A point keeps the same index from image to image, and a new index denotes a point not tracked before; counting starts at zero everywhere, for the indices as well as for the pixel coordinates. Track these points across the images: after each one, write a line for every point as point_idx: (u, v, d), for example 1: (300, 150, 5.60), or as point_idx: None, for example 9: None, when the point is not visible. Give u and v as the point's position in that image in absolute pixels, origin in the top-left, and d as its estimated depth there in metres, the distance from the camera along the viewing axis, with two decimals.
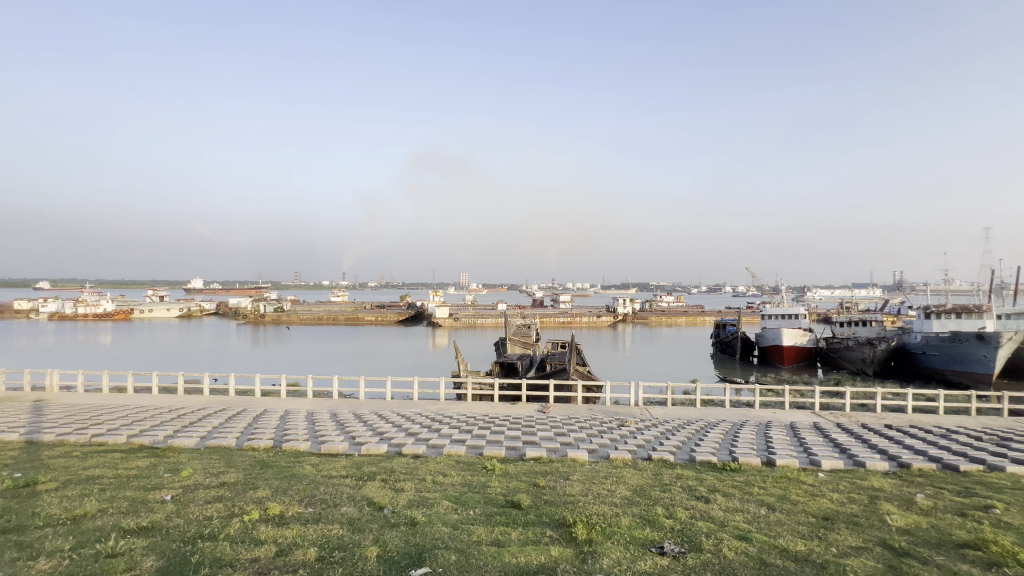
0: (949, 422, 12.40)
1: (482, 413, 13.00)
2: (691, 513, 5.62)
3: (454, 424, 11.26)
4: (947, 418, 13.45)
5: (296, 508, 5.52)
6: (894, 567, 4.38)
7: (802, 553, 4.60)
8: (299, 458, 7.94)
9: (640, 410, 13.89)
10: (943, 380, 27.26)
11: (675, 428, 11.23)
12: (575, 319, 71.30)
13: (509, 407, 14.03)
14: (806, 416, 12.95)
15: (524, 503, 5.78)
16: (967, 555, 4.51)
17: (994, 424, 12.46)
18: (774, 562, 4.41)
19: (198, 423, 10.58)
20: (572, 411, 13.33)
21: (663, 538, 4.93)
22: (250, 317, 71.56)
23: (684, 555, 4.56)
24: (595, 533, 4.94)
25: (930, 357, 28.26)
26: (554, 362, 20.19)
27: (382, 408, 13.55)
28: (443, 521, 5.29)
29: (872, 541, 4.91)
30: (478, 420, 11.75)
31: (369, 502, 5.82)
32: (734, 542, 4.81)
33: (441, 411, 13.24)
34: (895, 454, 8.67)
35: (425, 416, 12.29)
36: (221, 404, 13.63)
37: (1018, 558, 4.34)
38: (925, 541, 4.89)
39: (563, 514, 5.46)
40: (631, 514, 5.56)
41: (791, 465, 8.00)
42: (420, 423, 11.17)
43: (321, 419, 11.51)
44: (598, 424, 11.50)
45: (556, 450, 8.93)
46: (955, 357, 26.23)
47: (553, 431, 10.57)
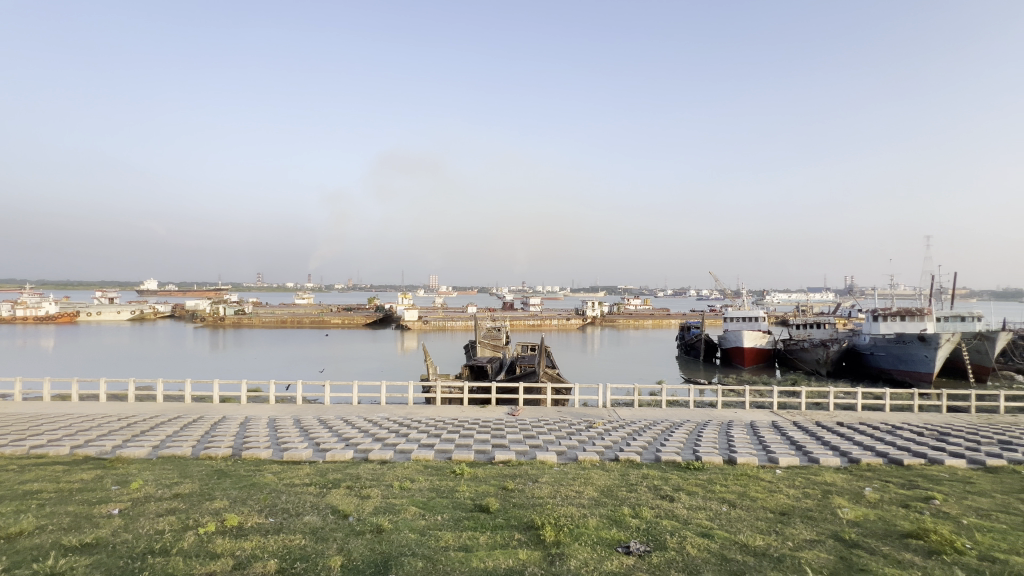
0: (895, 419, 13.15)
1: (451, 417, 12.88)
2: (657, 512, 5.73)
3: (423, 428, 11.11)
4: (892, 416, 14.22)
5: (255, 518, 5.31)
6: (845, 558, 4.58)
7: (760, 548, 4.76)
8: (259, 466, 7.65)
9: (608, 411, 14.07)
10: (890, 379, 28.88)
11: (641, 428, 11.47)
12: (545, 323, 71.78)
13: (478, 410, 13.99)
14: (766, 416, 13.46)
15: (492, 507, 5.76)
16: (911, 545, 4.79)
17: (933, 419, 13.35)
18: (735, 557, 4.55)
19: (149, 432, 10.04)
20: (541, 414, 13.42)
21: (629, 538, 5.02)
22: (209, 319, 68.64)
23: (649, 553, 4.65)
24: (563, 535, 4.98)
25: (877, 358, 29.89)
26: (524, 365, 20.29)
27: (348, 413, 13.26)
28: (409, 527, 5.20)
29: (825, 534, 5.13)
30: (447, 424, 11.65)
31: (333, 510, 5.67)
32: (697, 539, 4.94)
33: (409, 415, 13.07)
34: (847, 450, 9.12)
35: (393, 420, 12.13)
36: (176, 412, 13.01)
37: (955, 546, 4.64)
38: (873, 532, 5.17)
39: (531, 517, 5.47)
40: (598, 515, 5.63)
41: (751, 462, 8.30)
42: (388, 428, 10.96)
43: (283, 425, 11.17)
44: (567, 426, 11.63)
45: (525, 453, 8.96)
46: (900, 358, 27.84)
47: (521, 434, 10.61)
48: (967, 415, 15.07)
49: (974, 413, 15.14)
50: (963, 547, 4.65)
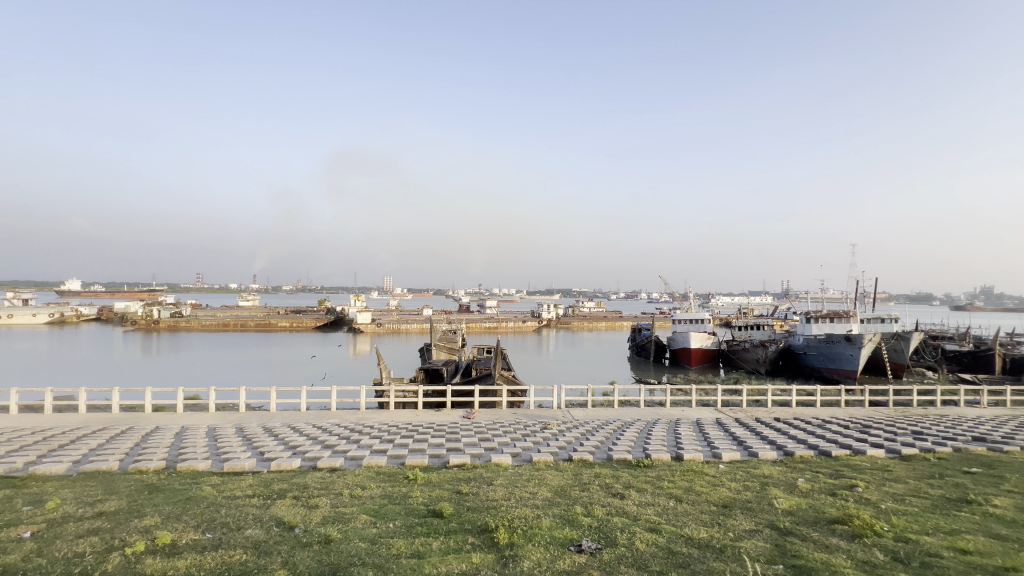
0: (825, 414, 14.14)
1: (404, 421, 12.65)
2: (608, 510, 5.88)
3: (375, 434, 10.82)
4: (823, 411, 15.33)
5: (191, 535, 4.99)
6: (780, 545, 4.87)
7: (704, 540, 4.98)
8: (196, 479, 7.18)
9: (562, 412, 14.30)
10: (821, 377, 30.99)
11: (594, 428, 11.74)
12: (501, 325, 72.06)
13: (432, 414, 13.79)
14: (710, 413, 14.12)
15: (446, 512, 5.70)
16: (837, 530, 5.17)
17: (856, 413, 14.49)
18: (680, 550, 4.74)
19: (69, 446, 9.18)
20: (496, 416, 13.44)
21: (581, 536, 5.10)
22: (141, 322, 63.80)
23: (600, 551, 4.75)
24: (517, 536, 5.00)
25: (810, 357, 32.02)
26: (481, 367, 20.29)
27: (295, 420, 12.71)
28: (360, 536, 5.05)
29: (762, 524, 5.44)
30: (400, 429, 11.42)
31: (278, 522, 5.41)
32: (645, 535, 5.10)
33: (361, 421, 12.70)
34: (784, 444, 9.71)
35: (344, 427, 11.75)
36: (103, 423, 12.00)
37: (875, 530, 5.05)
38: (804, 520, 5.53)
39: (486, 520, 5.45)
40: (551, 515, 5.70)
41: (696, 458, 8.70)
42: (338, 435, 10.58)
43: (224, 434, 10.56)
44: (522, 427, 11.71)
45: (480, 455, 8.94)
46: (830, 357, 29.95)
47: (476, 437, 10.56)
48: (886, 408, 16.46)
49: (891, 407, 16.58)
50: (882, 530, 5.07)
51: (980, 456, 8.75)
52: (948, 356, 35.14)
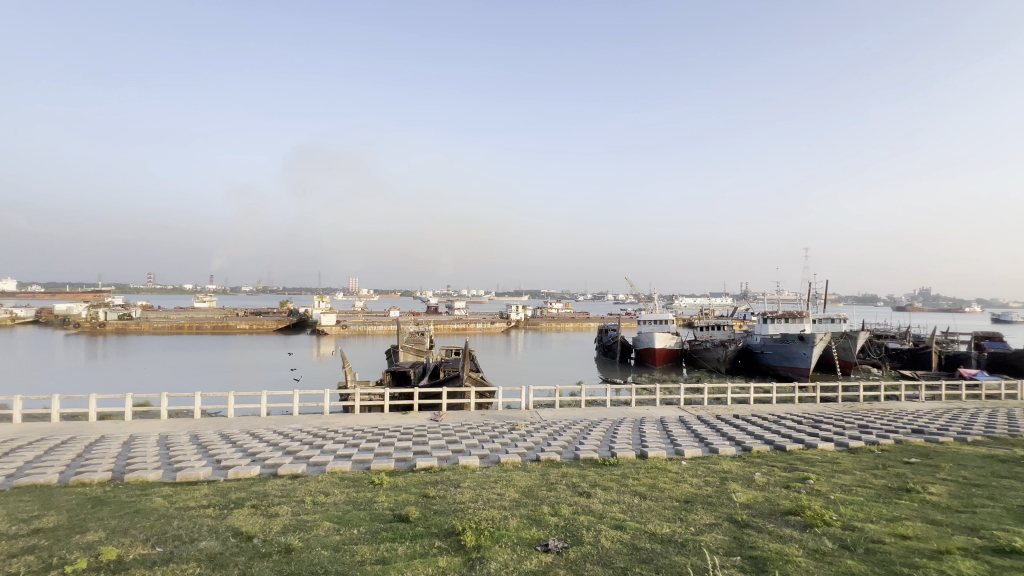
0: (780, 410, 14.81)
1: (370, 425, 12.41)
2: (574, 509, 5.94)
3: (339, 438, 10.56)
4: (778, 407, 16.01)
5: (140, 549, 4.73)
6: (737, 538, 5.06)
7: (667, 535, 5.12)
8: (145, 490, 6.79)
9: (530, 413, 14.38)
10: (777, 375, 32.39)
11: (562, 428, 11.84)
12: (470, 326, 71.73)
13: (399, 417, 13.60)
14: (674, 411, 14.51)
15: (412, 516, 5.62)
16: (791, 521, 5.41)
17: (808, 410, 15.23)
18: (645, 546, 4.85)
19: (2, 459, 8.52)
20: (464, 418, 13.35)
21: (548, 536, 5.14)
22: (85, 326, 59.91)
23: (566, 549, 4.81)
24: (484, 538, 4.99)
25: (767, 356, 33.39)
26: (449, 369, 20.15)
27: (255, 425, 12.24)
28: (323, 544, 4.92)
29: (721, 517, 5.63)
30: (366, 432, 11.20)
31: (235, 533, 5.20)
32: (611, 532, 5.19)
33: (324, 425, 12.36)
34: (742, 440, 10.09)
35: (307, 431, 11.41)
36: (41, 433, 11.19)
37: (824, 519, 5.32)
38: (762, 512, 5.75)
39: (453, 523, 5.42)
40: (518, 515, 5.72)
41: (660, 455, 8.92)
42: (301, 440, 10.28)
43: (177, 442, 10.06)
44: (490, 429, 11.71)
45: (447, 458, 8.86)
46: (785, 355, 31.35)
47: (444, 439, 10.49)
48: (835, 404, 17.36)
49: (840, 403, 17.48)
50: (831, 520, 5.35)
51: (918, 447, 9.36)
52: (890, 354, 37.45)
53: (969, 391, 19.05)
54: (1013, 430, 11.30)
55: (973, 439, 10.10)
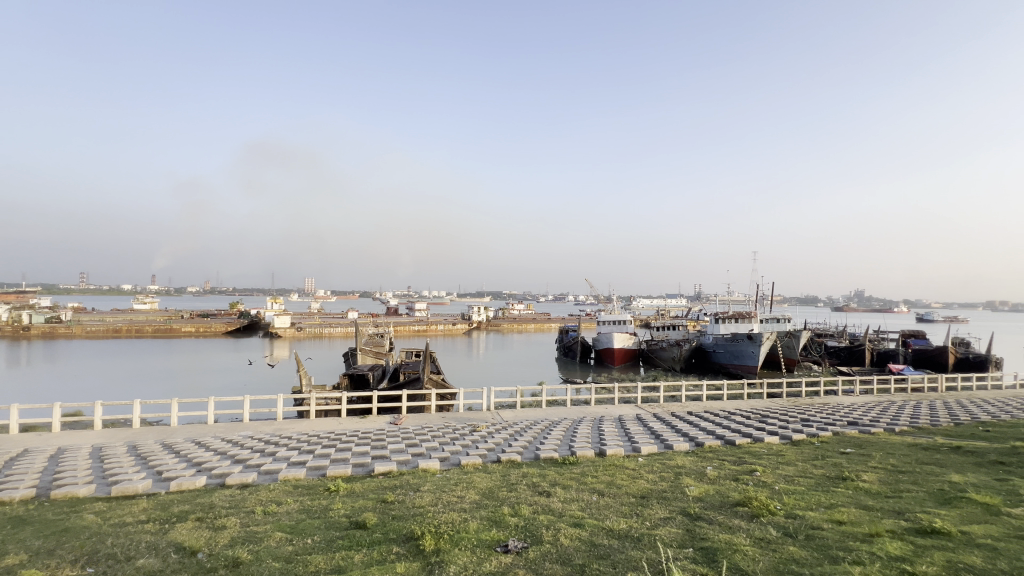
0: (731, 406, 15.51)
1: (326, 430, 12.02)
2: (534, 509, 5.99)
3: (293, 444, 10.18)
4: (729, 403, 16.73)
5: (68, 572, 4.38)
6: (690, 530, 5.24)
7: (623, 530, 5.25)
8: (76, 507, 6.28)
9: (492, 414, 14.37)
10: (727, 373, 33.87)
11: (523, 429, 11.90)
12: (431, 328, 70.93)
13: (357, 421, 13.24)
14: (632, 410, 14.89)
15: (369, 522, 5.49)
16: (739, 511, 5.68)
17: (756, 405, 15.99)
18: (602, 542, 4.95)
19: None
20: (424, 421, 13.17)
21: (507, 537, 5.16)
22: (7, 330, 54.96)
23: (526, 549, 4.84)
24: (443, 542, 4.93)
25: (718, 354, 34.87)
26: (409, 371, 19.84)
27: (201, 434, 11.61)
28: (274, 556, 4.73)
29: (675, 511, 5.83)
30: (322, 438, 10.84)
31: (178, 549, 4.91)
32: (569, 530, 5.27)
33: (277, 431, 11.87)
34: (695, 435, 10.49)
35: (258, 439, 10.91)
36: None
37: (769, 509, 5.62)
38: (713, 505, 5.99)
39: (412, 527, 5.34)
40: (478, 517, 5.70)
41: (618, 453, 9.14)
42: (251, 448, 9.81)
43: (113, 454, 9.37)
44: (451, 431, 11.61)
45: (406, 462, 8.72)
46: (735, 354, 32.83)
47: (403, 443, 10.30)
48: (780, 399, 18.33)
49: (785, 398, 18.47)
50: (775, 509, 5.65)
51: (853, 438, 10.04)
52: (829, 352, 39.95)
53: (897, 384, 20.61)
54: (934, 420, 12.32)
55: (901, 429, 10.95)
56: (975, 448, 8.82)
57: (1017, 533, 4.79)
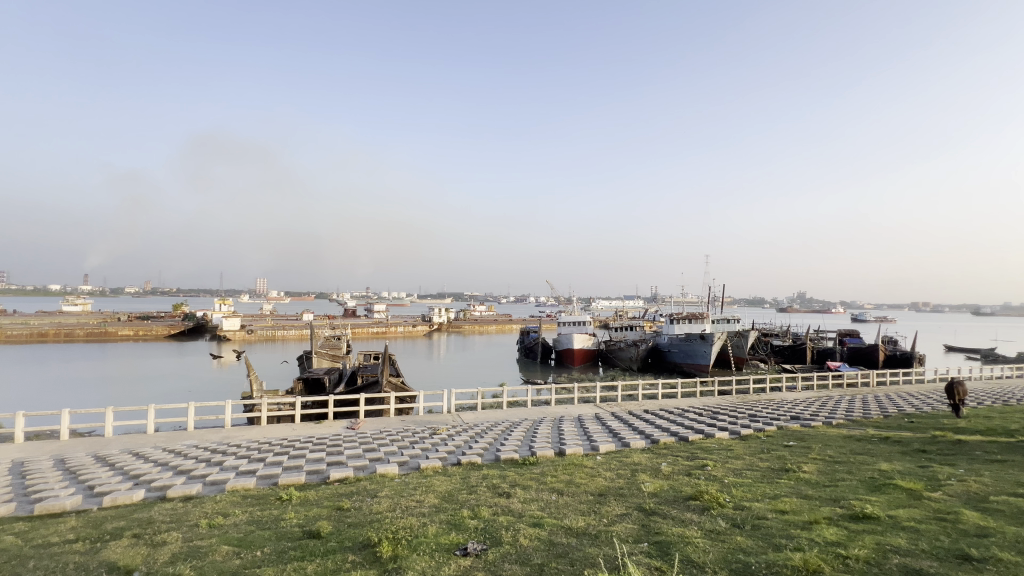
0: (685, 404, 16.10)
1: (279, 436, 11.55)
2: (494, 510, 5.99)
3: (241, 453, 9.69)
4: (683, 401, 17.32)
5: None
6: (646, 526, 5.38)
7: (581, 528, 5.33)
8: None
9: (452, 416, 14.25)
10: (681, 371, 35.10)
11: (483, 430, 11.87)
12: (390, 329, 69.60)
13: (312, 427, 12.80)
14: (591, 409, 15.17)
15: (324, 531, 5.32)
16: (692, 505, 5.90)
17: (708, 402, 16.62)
18: (560, 541, 5.01)
19: None
20: (382, 425, 12.90)
21: (467, 539, 5.13)
22: None
23: (485, 551, 4.82)
24: (401, 548, 4.84)
25: (673, 354, 36.10)
26: (367, 374, 19.37)
27: (139, 444, 10.86)
28: (221, 571, 4.50)
29: (632, 507, 5.98)
30: (274, 445, 10.40)
31: (111, 568, 4.58)
32: (529, 530, 5.29)
33: (225, 439, 11.29)
34: (651, 433, 10.79)
35: (204, 447, 10.33)
36: None
37: (719, 501, 5.87)
38: (668, 499, 6.19)
39: (368, 534, 5.21)
40: (437, 521, 5.64)
41: (577, 451, 9.29)
42: (195, 458, 9.27)
43: (37, 468, 8.61)
44: (410, 435, 11.43)
45: (364, 467, 8.51)
46: (688, 353, 34.10)
47: (360, 448, 10.04)
48: (731, 396, 19.16)
49: (734, 395, 19.33)
50: (724, 502, 5.91)
51: (796, 432, 10.64)
52: (774, 350, 42.18)
53: (835, 380, 22.01)
54: (866, 413, 13.28)
55: (837, 422, 11.73)
56: (902, 437, 9.56)
57: (936, 514, 5.24)
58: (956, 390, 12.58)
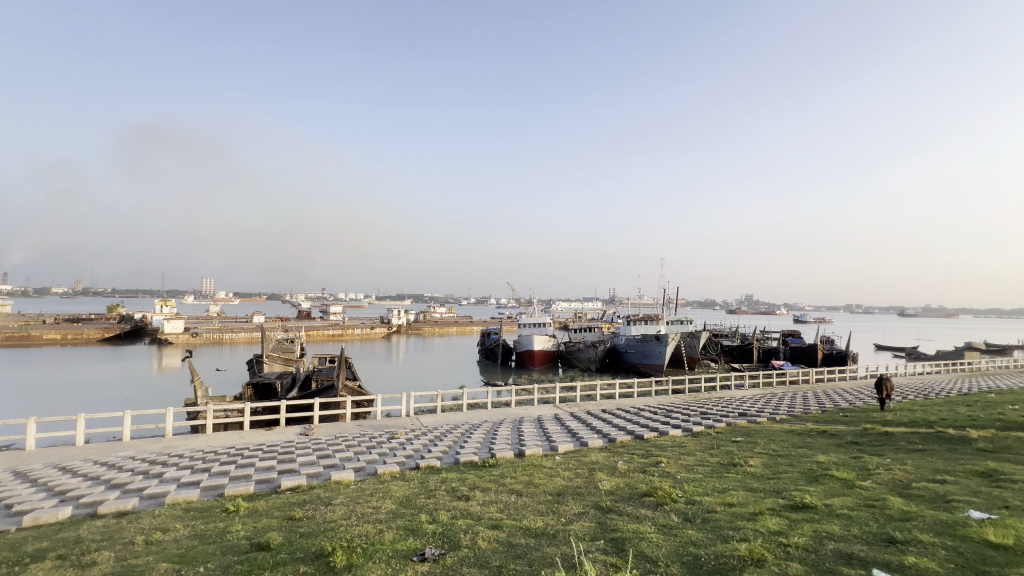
0: (640, 403, 16.57)
1: (225, 445, 10.97)
2: (452, 514, 5.94)
3: (184, 463, 9.13)
4: (639, 400, 17.81)
5: None
6: (602, 523, 5.50)
7: (539, 529, 5.37)
8: None
9: (411, 419, 14.00)
10: (637, 372, 36.08)
11: (443, 433, 11.76)
12: (347, 332, 67.65)
13: (263, 433, 12.25)
14: (550, 410, 15.33)
15: (274, 543, 5.10)
16: (647, 501, 6.08)
17: (662, 401, 17.17)
18: (519, 542, 5.03)
19: None
20: (338, 430, 12.52)
21: (424, 545, 5.06)
22: None
23: (443, 556, 4.77)
24: (356, 556, 4.71)
25: (629, 354, 37.05)
26: (322, 378, 18.75)
27: (67, 458, 10.01)
28: None
29: (589, 506, 6.09)
30: (220, 454, 9.87)
31: None
32: (488, 532, 5.29)
33: (165, 449, 10.60)
34: (608, 432, 11.03)
35: (142, 459, 9.66)
36: None
37: (671, 496, 6.09)
38: (623, 497, 6.35)
39: (322, 544, 5.04)
40: (394, 528, 5.53)
41: (537, 452, 9.37)
42: (130, 470, 8.65)
43: None
44: (367, 439, 11.15)
45: (318, 475, 8.22)
46: (645, 354, 35.07)
47: (315, 454, 9.70)
48: (684, 395, 19.88)
49: (687, 394, 20.07)
50: (677, 497, 6.12)
51: (743, 428, 11.17)
52: (724, 351, 44.12)
53: (779, 379, 23.25)
54: (805, 409, 14.16)
55: (780, 418, 12.41)
56: (837, 431, 10.24)
57: (866, 501, 5.65)
58: (884, 386, 13.60)
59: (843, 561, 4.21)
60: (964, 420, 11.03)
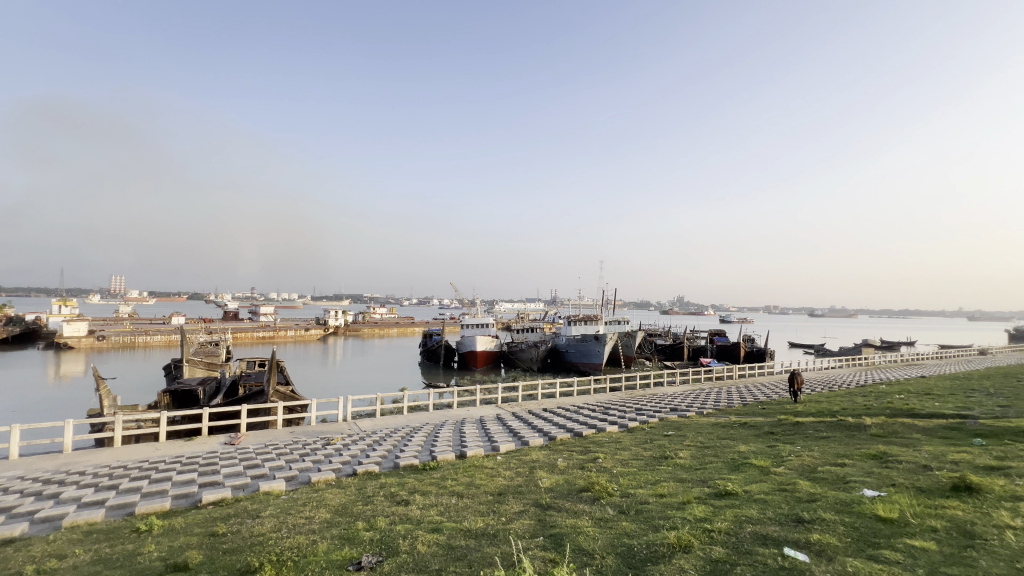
0: (580, 401, 17.01)
1: (137, 459, 9.98)
2: (391, 519, 5.80)
3: (85, 481, 8.19)
4: (579, 399, 18.25)
5: None
6: (542, 520, 5.59)
7: (480, 529, 5.38)
8: None
9: (348, 424, 13.46)
10: (577, 371, 36.99)
11: (381, 438, 11.40)
12: (279, 333, 64.05)
13: (182, 444, 11.28)
14: (493, 410, 15.35)
15: (194, 563, 4.72)
16: (584, 496, 6.26)
17: (600, 399, 17.74)
18: (459, 544, 5.01)
19: None
20: (268, 438, 11.80)
21: (360, 553, 4.89)
22: None
23: (381, 563, 4.65)
24: (286, 570, 4.48)
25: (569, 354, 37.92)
26: (251, 384, 17.60)
27: None
28: None
29: (529, 504, 6.18)
30: (129, 469, 8.96)
31: None
32: (428, 536, 5.22)
33: (64, 467, 9.48)
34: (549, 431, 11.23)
35: (33, 478, 8.56)
36: None
37: (607, 491, 6.33)
38: (562, 493, 6.50)
39: (249, 560, 4.74)
40: (329, 537, 5.31)
41: (477, 453, 9.34)
42: (18, 492, 7.62)
43: None
44: (300, 447, 10.60)
45: (245, 486, 7.71)
46: (584, 353, 36.04)
47: (241, 464, 9.08)
48: (621, 392, 20.64)
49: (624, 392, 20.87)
50: (613, 491, 6.37)
51: (674, 422, 11.80)
52: (658, 349, 46.27)
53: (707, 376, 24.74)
54: (729, 403, 15.19)
55: (706, 412, 13.22)
56: (756, 422, 11.09)
57: (779, 486, 6.17)
58: (796, 379, 14.92)
59: (759, 542, 4.57)
60: (861, 409, 12.34)
